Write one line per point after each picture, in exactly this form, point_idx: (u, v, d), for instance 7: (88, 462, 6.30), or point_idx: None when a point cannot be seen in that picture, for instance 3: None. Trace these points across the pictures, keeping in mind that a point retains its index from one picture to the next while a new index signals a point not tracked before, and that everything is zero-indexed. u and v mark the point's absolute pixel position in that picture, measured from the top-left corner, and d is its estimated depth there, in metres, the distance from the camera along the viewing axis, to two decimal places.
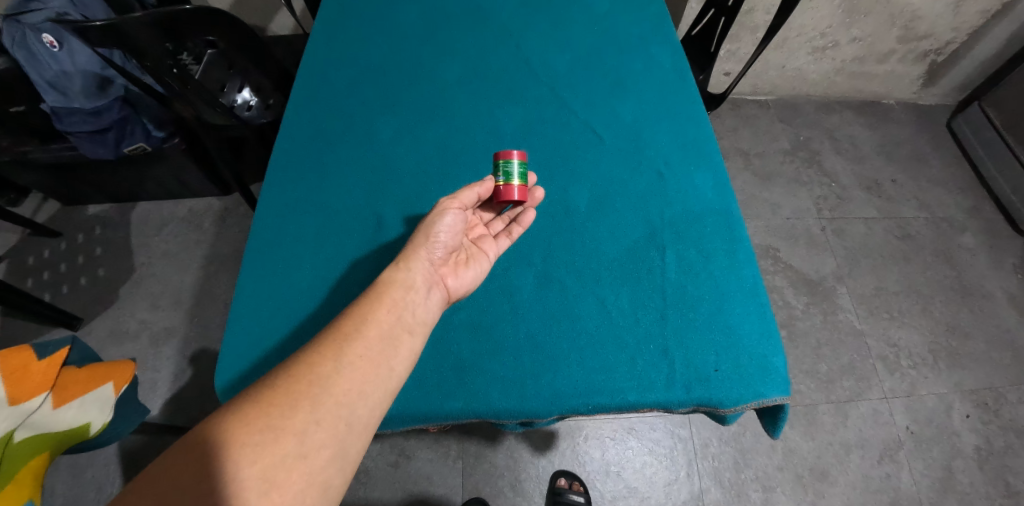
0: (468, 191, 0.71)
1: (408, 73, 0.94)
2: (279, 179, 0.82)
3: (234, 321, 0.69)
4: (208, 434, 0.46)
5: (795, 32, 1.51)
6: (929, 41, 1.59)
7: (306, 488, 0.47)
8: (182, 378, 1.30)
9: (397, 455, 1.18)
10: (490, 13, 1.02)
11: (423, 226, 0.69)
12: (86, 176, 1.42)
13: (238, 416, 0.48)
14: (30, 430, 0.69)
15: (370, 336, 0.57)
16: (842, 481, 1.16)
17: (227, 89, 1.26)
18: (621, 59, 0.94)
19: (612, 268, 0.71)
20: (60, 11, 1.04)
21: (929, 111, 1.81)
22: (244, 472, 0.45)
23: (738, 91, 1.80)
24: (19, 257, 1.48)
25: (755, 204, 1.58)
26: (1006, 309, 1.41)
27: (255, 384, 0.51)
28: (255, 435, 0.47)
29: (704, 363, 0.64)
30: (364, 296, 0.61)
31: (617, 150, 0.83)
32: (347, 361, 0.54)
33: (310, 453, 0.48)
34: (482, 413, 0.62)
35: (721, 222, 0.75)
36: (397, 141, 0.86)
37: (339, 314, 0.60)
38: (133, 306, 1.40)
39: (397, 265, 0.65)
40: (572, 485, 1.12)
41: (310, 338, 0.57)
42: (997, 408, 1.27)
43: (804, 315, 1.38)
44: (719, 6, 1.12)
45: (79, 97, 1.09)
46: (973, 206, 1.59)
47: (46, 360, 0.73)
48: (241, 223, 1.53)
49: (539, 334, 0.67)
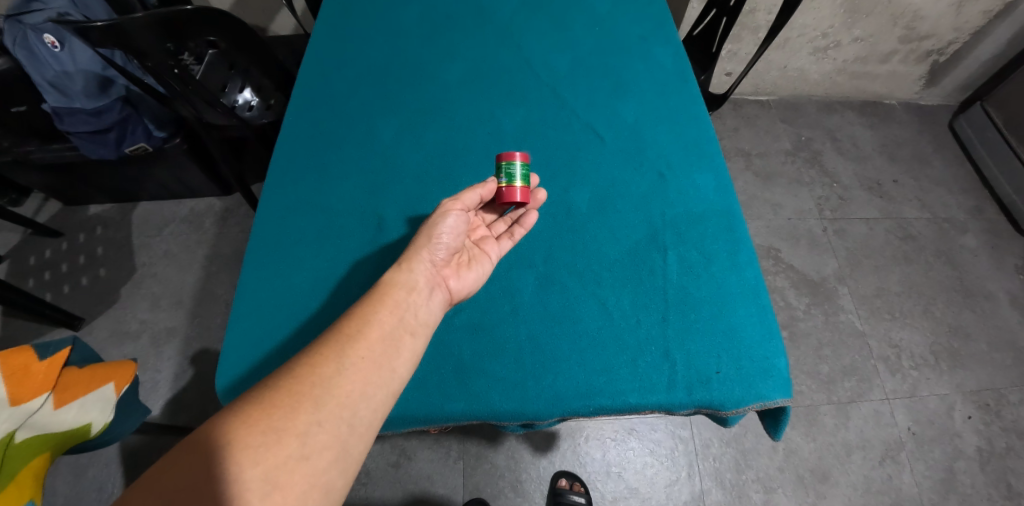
0: (470, 192, 0.71)
1: (410, 74, 0.94)
2: (281, 180, 0.82)
3: (236, 322, 0.69)
4: (210, 435, 0.46)
5: (797, 32, 1.51)
6: (931, 41, 1.58)
7: (308, 490, 0.47)
8: (183, 378, 1.30)
9: (398, 455, 1.18)
10: (492, 13, 1.02)
11: (426, 227, 0.69)
12: (88, 177, 1.42)
13: (240, 417, 0.48)
14: (31, 430, 0.69)
15: (372, 337, 0.57)
16: (843, 482, 1.16)
17: (228, 90, 1.26)
18: (623, 60, 0.94)
19: (613, 269, 0.71)
20: (61, 11, 1.04)
21: (931, 112, 1.81)
22: (247, 473, 0.45)
23: (739, 91, 1.79)
24: (21, 257, 1.48)
25: (756, 204, 1.58)
26: (1008, 310, 1.40)
27: (257, 385, 0.51)
28: (258, 437, 0.47)
29: (706, 365, 0.64)
30: (366, 297, 0.61)
31: (619, 151, 0.83)
32: (349, 362, 0.54)
33: (312, 454, 0.48)
34: (483, 414, 0.62)
35: (723, 224, 0.75)
36: (398, 142, 0.85)
37: (342, 315, 0.60)
38: (134, 306, 1.40)
39: (400, 266, 0.65)
40: (573, 485, 1.12)
41: (312, 339, 0.57)
42: (999, 409, 1.27)
43: (805, 316, 1.38)
44: (722, 7, 1.11)
45: (80, 98, 1.09)
46: (975, 206, 1.59)
47: (47, 360, 0.73)
48: (242, 223, 1.53)
49: (541, 335, 0.66)
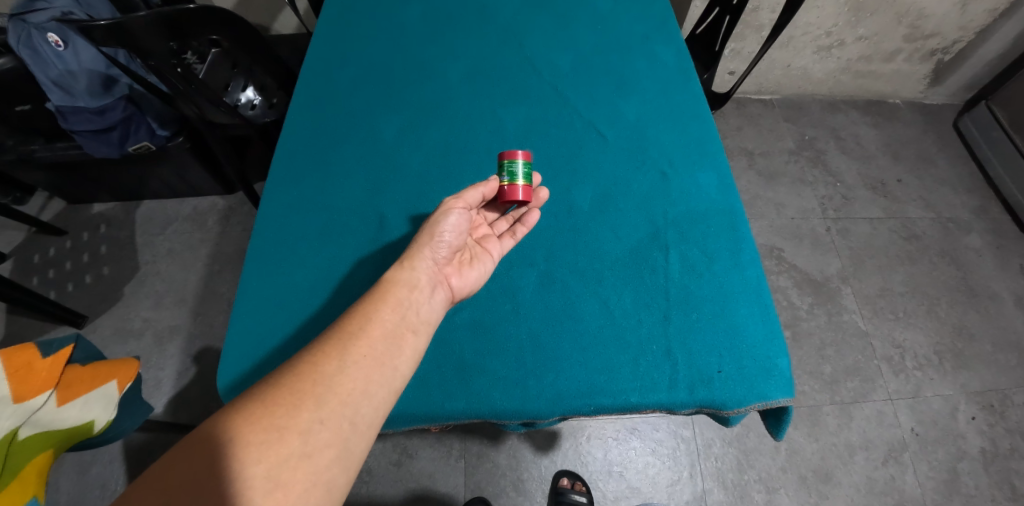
0: (473, 191, 0.71)
1: (411, 73, 0.94)
2: (282, 178, 0.82)
3: (237, 320, 0.69)
4: (214, 432, 0.47)
5: (801, 30, 1.50)
6: (936, 40, 1.57)
7: (311, 487, 0.47)
8: (186, 376, 1.31)
9: (399, 454, 1.18)
10: (494, 12, 1.02)
11: (426, 225, 0.69)
12: (92, 175, 1.42)
13: (243, 415, 0.48)
14: (35, 427, 0.70)
15: (373, 335, 0.57)
16: (846, 483, 1.16)
17: (231, 88, 1.25)
18: (625, 58, 0.94)
19: (614, 268, 0.71)
20: (65, 10, 1.04)
21: (935, 111, 1.80)
22: (250, 470, 0.45)
23: (742, 91, 1.79)
24: (25, 255, 1.49)
25: (759, 204, 1.57)
26: (1013, 310, 1.40)
27: (261, 381, 0.51)
28: (259, 434, 0.47)
29: (707, 364, 0.64)
30: (367, 296, 0.61)
31: (621, 149, 0.83)
32: (351, 360, 0.54)
33: (314, 452, 0.48)
34: (483, 413, 0.62)
35: (725, 222, 0.74)
36: (400, 140, 0.85)
37: (344, 313, 0.60)
38: (137, 304, 1.41)
39: (402, 264, 0.65)
40: (574, 485, 1.12)
41: (315, 336, 0.57)
42: (1003, 410, 1.26)
43: (808, 316, 1.38)
44: (725, 5, 1.10)
45: (84, 96, 1.09)
46: (980, 206, 1.58)
47: (50, 358, 0.73)
48: (244, 222, 1.54)
49: (542, 334, 0.66)
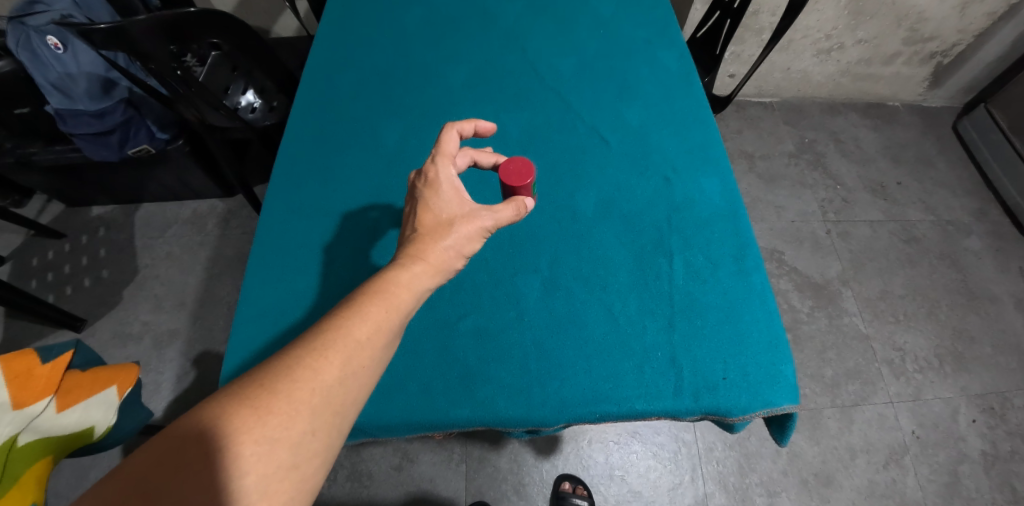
0: (508, 215, 0.60)
1: (413, 77, 0.93)
2: (284, 183, 0.81)
3: (237, 329, 0.68)
4: (200, 434, 0.39)
5: (801, 33, 1.50)
6: (935, 43, 1.58)
7: (297, 499, 0.41)
8: (185, 379, 1.30)
9: (400, 458, 1.18)
10: (497, 16, 1.02)
11: (456, 226, 0.57)
12: (90, 178, 1.41)
13: (232, 420, 0.40)
14: (35, 434, 0.69)
15: (379, 342, 0.48)
16: (847, 486, 1.16)
17: (231, 91, 1.26)
18: (629, 64, 0.94)
19: (618, 275, 0.71)
20: (64, 13, 1.03)
21: (934, 113, 1.80)
22: (236, 485, 0.39)
23: (743, 93, 1.79)
24: (24, 258, 1.48)
25: (759, 207, 1.58)
26: (1013, 312, 1.40)
27: (251, 379, 0.43)
28: (250, 446, 0.40)
29: (713, 372, 0.64)
30: (365, 290, 0.50)
31: (624, 154, 0.83)
32: (354, 370, 0.46)
33: (303, 463, 0.42)
34: (488, 420, 0.62)
35: (729, 227, 0.74)
36: (403, 145, 0.85)
37: (340, 309, 0.49)
38: (136, 307, 1.41)
39: (427, 270, 0.54)
40: (576, 489, 1.12)
41: (308, 332, 0.47)
42: (1004, 413, 1.26)
43: (809, 319, 1.38)
44: (725, 9, 1.11)
45: (82, 99, 1.09)
46: (979, 208, 1.59)
47: (50, 364, 0.73)
48: (244, 225, 1.53)
49: (546, 341, 0.66)
